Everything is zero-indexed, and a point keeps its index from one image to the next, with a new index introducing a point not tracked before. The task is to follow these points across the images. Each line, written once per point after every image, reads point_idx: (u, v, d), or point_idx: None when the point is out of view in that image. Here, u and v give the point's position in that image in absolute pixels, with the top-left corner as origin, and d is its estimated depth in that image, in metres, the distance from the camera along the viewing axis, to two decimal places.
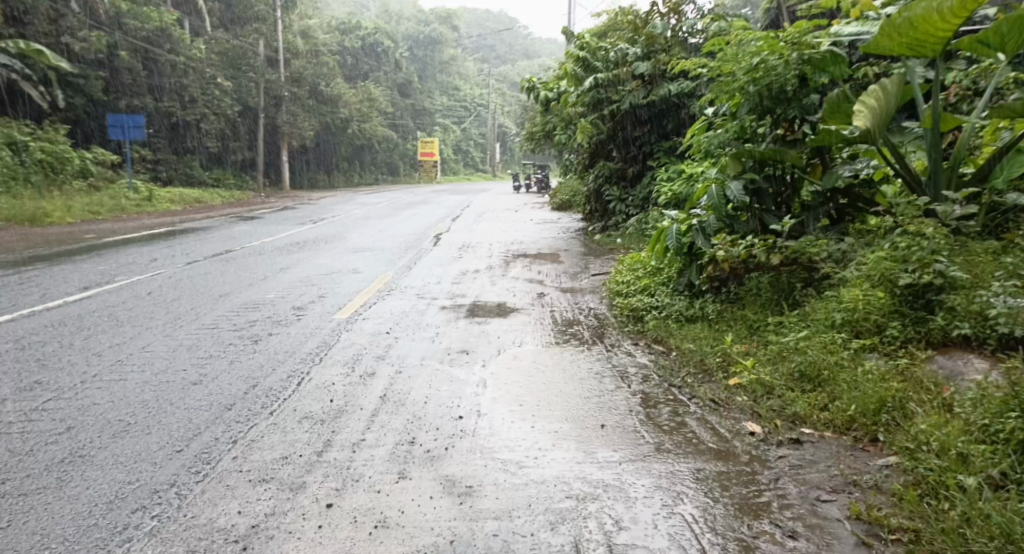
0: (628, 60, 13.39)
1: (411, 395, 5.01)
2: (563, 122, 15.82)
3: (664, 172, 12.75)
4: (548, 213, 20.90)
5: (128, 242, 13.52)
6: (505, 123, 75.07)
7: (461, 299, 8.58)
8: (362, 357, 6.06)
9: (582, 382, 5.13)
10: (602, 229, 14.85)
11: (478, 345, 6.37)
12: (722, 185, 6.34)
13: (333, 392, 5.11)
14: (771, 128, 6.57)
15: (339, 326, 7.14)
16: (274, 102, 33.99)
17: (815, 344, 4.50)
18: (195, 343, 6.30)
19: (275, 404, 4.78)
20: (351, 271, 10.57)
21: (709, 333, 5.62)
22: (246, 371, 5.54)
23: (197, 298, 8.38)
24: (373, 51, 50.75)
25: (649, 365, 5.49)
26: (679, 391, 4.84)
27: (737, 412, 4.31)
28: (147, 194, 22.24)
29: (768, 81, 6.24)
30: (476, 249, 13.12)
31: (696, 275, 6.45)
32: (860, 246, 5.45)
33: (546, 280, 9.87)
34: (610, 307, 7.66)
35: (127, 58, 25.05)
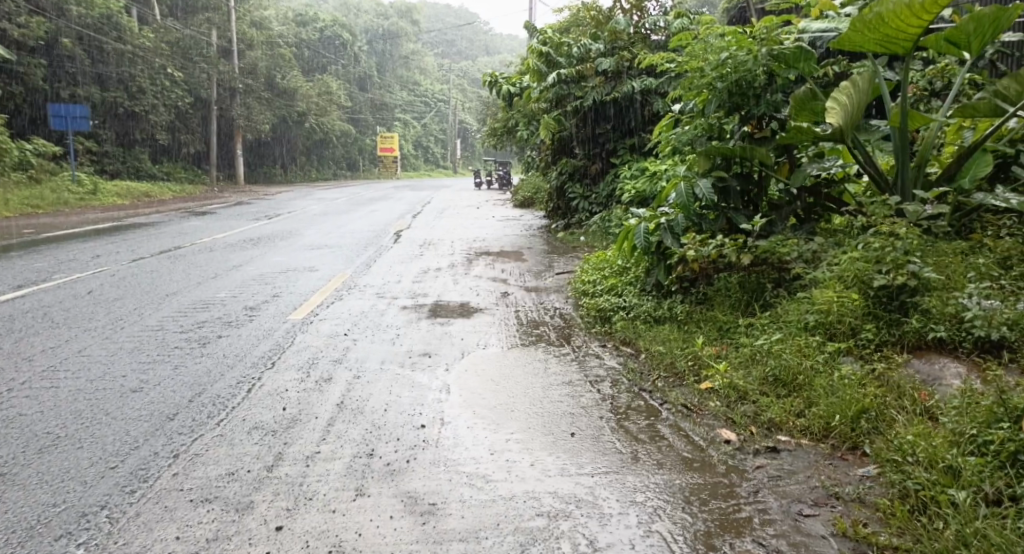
0: (591, 56, 13.27)
1: (370, 402, 4.75)
2: (526, 118, 15.65)
3: (627, 169, 12.65)
4: (510, 210, 20.68)
5: (70, 237, 12.92)
6: (467, 119, 74.65)
7: (422, 299, 8.32)
8: (319, 361, 5.77)
9: (550, 387, 4.93)
10: (565, 227, 14.71)
11: (440, 348, 6.13)
12: (690, 183, 6.20)
13: (287, 399, 4.82)
14: (738, 125, 6.41)
15: (295, 328, 6.84)
16: (228, 94, 33.12)
17: (789, 346, 4.37)
18: (137, 346, 5.94)
19: (222, 414, 4.47)
20: (307, 269, 10.22)
21: (679, 335, 5.47)
22: (192, 377, 5.21)
23: (141, 297, 7.97)
24: (330, 44, 49.96)
25: (618, 368, 5.33)
26: (651, 396, 4.68)
27: (710, 418, 4.16)
28: (92, 188, 21.41)
29: (737, 77, 6.10)
30: (438, 246, 12.84)
31: (664, 275, 6.30)
32: (831, 246, 5.36)
33: (510, 279, 9.66)
34: (576, 307, 7.50)
35: (71, 45, 24.10)
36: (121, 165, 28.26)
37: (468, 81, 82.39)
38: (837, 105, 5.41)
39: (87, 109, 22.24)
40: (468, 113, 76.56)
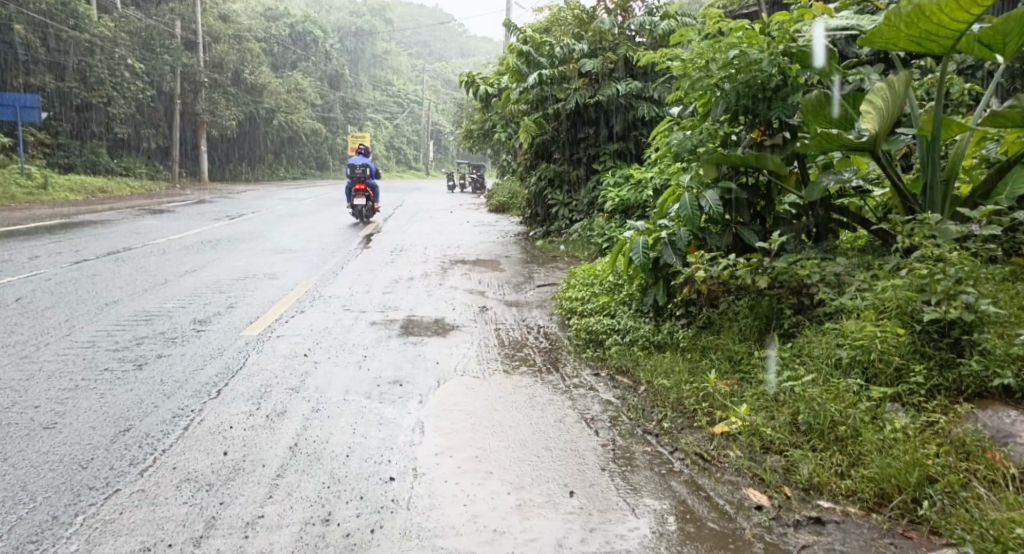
0: (575, 56, 12.69)
1: (329, 445, 4.03)
2: (503, 120, 15.03)
3: (610, 176, 12.11)
4: (485, 215, 19.98)
5: (11, 235, 12.01)
6: (440, 121, 73.83)
7: (393, 313, 7.59)
8: (272, 389, 5.02)
9: (541, 428, 4.25)
10: (543, 235, 14.06)
11: (413, 375, 5.41)
12: (695, 194, 5.60)
13: (229, 440, 4.10)
14: (745, 131, 5.79)
15: (247, 346, 6.10)
16: (192, 88, 32.11)
17: (820, 388, 3.73)
18: (60, 369, 5.27)
19: (148, 460, 3.79)
20: (268, 276, 9.43)
21: (684, 365, 4.84)
22: (118, 410, 4.51)
23: (77, 306, 7.20)
24: (301, 40, 49.11)
25: (615, 404, 4.66)
26: (659, 442, 4.02)
27: (733, 474, 3.53)
28: (42, 181, 20.34)
29: (748, 77, 5.46)
30: (410, 253, 12.14)
31: (663, 294, 5.70)
32: (856, 268, 4.76)
33: (488, 291, 8.98)
34: (562, 326, 6.87)
35: (23, 32, 23.09)
36: (76, 158, 27.18)
37: (442, 82, 81.57)
38: (871, 109, 4.86)
39: (39, 99, 21.22)
40: (441, 115, 75.80)
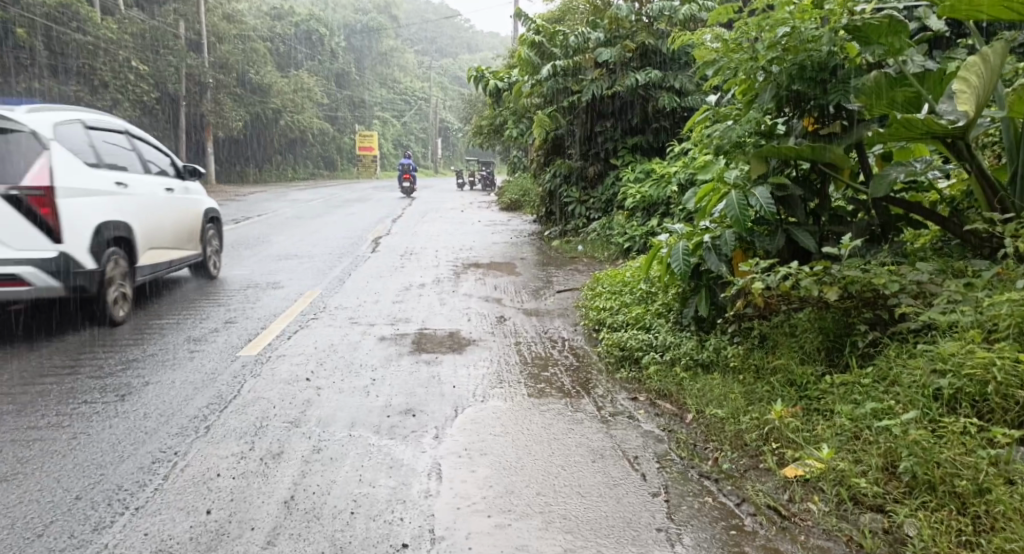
0: (590, 45, 11.92)
1: (330, 499, 3.42)
2: (516, 114, 14.38)
3: (630, 171, 11.46)
4: (497, 213, 19.32)
5: None
6: (447, 118, 73.31)
7: (403, 326, 6.97)
8: (268, 424, 4.41)
9: (581, 472, 3.62)
10: (559, 235, 13.30)
11: (427, 403, 4.77)
12: (743, 192, 4.95)
13: (215, 493, 3.49)
14: (794, 120, 5.13)
15: (243, 370, 5.49)
16: (197, 90, 31.62)
17: (926, 430, 3.08)
18: (34, 403, 4.69)
19: (115, 525, 3.19)
20: (270, 286, 8.82)
21: (738, 390, 4.19)
22: (90, 455, 3.91)
23: (63, 325, 6.64)
24: (307, 39, 48.69)
25: (661, 439, 4.01)
26: (720, 489, 3.37)
27: (821, 537, 2.89)
28: None
29: (801, 58, 4.80)
30: (421, 257, 11.50)
31: (706, 306, 5.05)
32: (941, 275, 4.10)
33: (504, 298, 8.34)
34: (589, 339, 6.23)
35: (27, 36, 22.62)
36: None
37: (449, 78, 80.92)
38: (965, 88, 4.11)
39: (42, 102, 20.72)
40: (449, 111, 75.22)
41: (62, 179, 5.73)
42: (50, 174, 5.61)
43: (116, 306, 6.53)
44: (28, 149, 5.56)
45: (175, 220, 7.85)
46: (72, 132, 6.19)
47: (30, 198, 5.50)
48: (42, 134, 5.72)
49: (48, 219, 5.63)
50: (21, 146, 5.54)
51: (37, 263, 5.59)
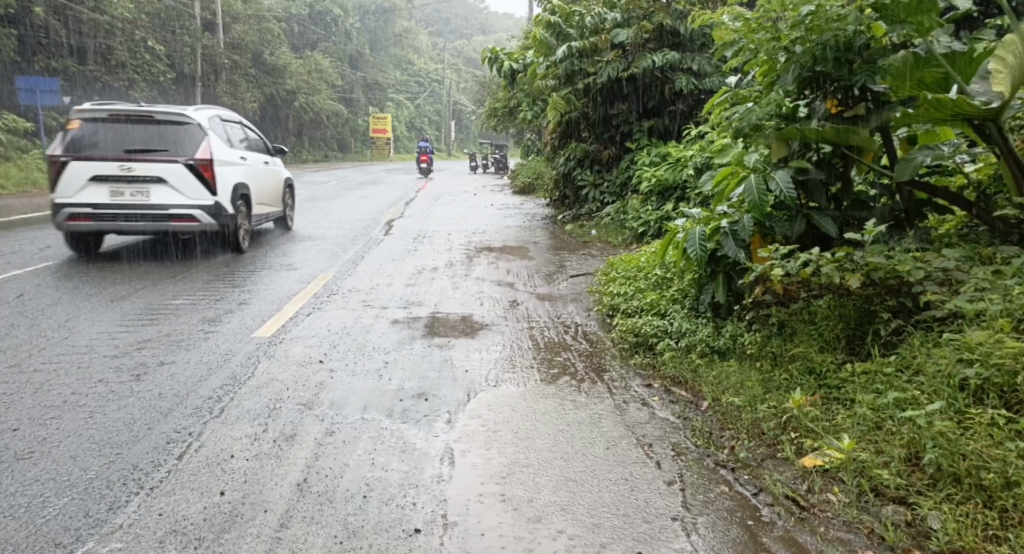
0: (607, 26, 11.74)
1: (344, 482, 3.42)
2: (530, 97, 14.29)
3: (646, 155, 11.36)
4: (510, 197, 19.23)
5: (20, 224, 11.54)
6: (461, 100, 72.97)
7: (416, 309, 6.95)
8: (282, 406, 4.40)
9: (595, 459, 3.59)
10: (573, 219, 13.20)
11: (440, 387, 4.76)
12: (763, 175, 4.87)
13: (229, 475, 3.49)
14: (817, 102, 5.04)
15: (257, 351, 5.50)
16: (212, 70, 31.60)
17: (952, 421, 3.03)
18: (50, 381, 4.72)
19: (130, 505, 3.19)
20: (284, 267, 8.83)
21: (755, 378, 4.14)
22: (105, 434, 3.92)
23: (79, 304, 6.67)
24: (322, 19, 48.58)
25: (676, 426, 3.98)
26: (736, 478, 3.34)
27: (839, 528, 2.85)
28: None
29: (828, 37, 4.72)
30: (433, 240, 11.47)
31: (723, 291, 4.98)
32: (967, 262, 4.03)
33: (517, 282, 8.30)
34: (602, 325, 6.19)
35: (44, 15, 22.68)
36: None
37: (463, 61, 80.52)
38: (1000, 67, 4.04)
39: (58, 81, 20.78)
40: (463, 94, 74.89)
41: (215, 154, 8.47)
42: (210, 150, 8.39)
43: (238, 237, 9.32)
44: (196, 135, 8.36)
45: (268, 186, 10.72)
46: (209, 117, 8.82)
47: (197, 165, 8.26)
48: (202, 125, 8.47)
49: (209, 181, 8.43)
50: (191, 133, 8.31)
51: (203, 207, 8.37)
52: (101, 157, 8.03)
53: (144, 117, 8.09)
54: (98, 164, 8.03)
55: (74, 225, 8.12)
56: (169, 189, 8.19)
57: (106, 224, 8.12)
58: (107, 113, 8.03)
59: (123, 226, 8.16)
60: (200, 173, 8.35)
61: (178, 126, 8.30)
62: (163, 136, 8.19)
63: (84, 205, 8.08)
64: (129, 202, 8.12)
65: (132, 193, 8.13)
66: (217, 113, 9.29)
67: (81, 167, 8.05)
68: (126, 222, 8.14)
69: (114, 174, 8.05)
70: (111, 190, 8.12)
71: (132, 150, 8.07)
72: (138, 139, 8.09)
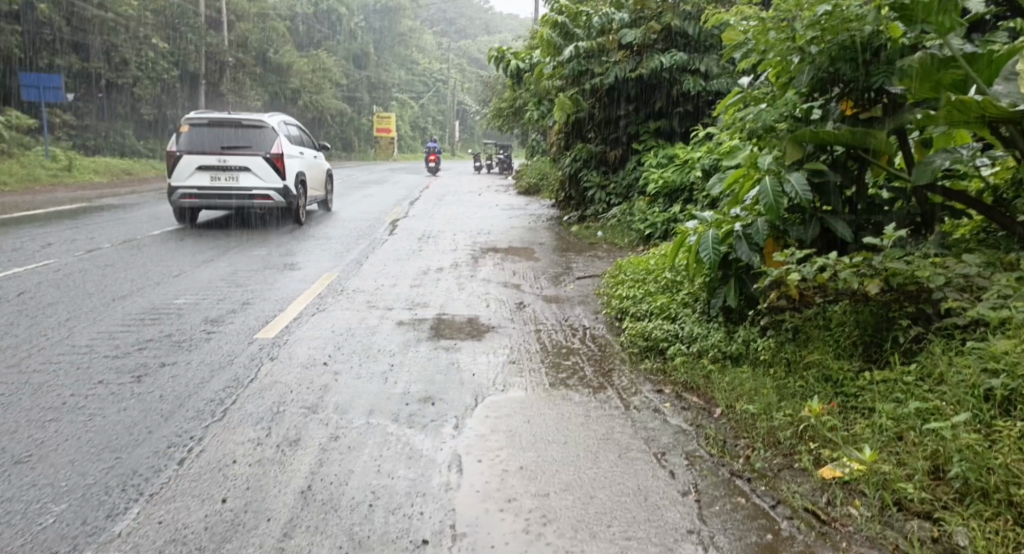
0: (614, 27, 11.65)
1: (349, 490, 3.33)
2: (536, 97, 14.19)
3: (653, 156, 11.25)
4: (515, 197, 19.13)
5: (22, 221, 11.47)
6: (465, 100, 72.84)
7: (421, 311, 6.86)
8: (286, 409, 4.31)
9: (606, 468, 3.50)
10: (578, 220, 13.10)
11: (446, 391, 4.67)
12: (777, 178, 4.78)
13: (231, 481, 3.40)
14: (831, 104, 4.94)
15: (260, 352, 5.41)
16: (217, 68, 31.57)
17: (979, 433, 2.92)
18: (50, 382, 4.63)
19: (129, 512, 3.11)
20: (288, 267, 8.75)
21: (769, 385, 4.04)
22: (105, 437, 3.84)
23: (80, 303, 6.59)
24: (327, 18, 48.52)
25: (688, 433, 3.88)
26: (753, 489, 3.24)
27: (862, 543, 2.75)
28: (66, 163, 19.93)
29: (844, 38, 4.62)
30: (438, 240, 11.38)
31: (735, 296, 4.88)
32: (989, 268, 3.92)
33: (523, 284, 8.20)
34: (610, 328, 6.10)
35: (49, 12, 22.63)
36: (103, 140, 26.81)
37: (467, 61, 80.42)
38: None
39: (62, 79, 20.70)
40: (467, 94, 74.76)
41: (284, 149, 11.43)
42: (281, 147, 11.29)
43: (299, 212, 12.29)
44: (267, 135, 11.21)
45: (312, 174, 13.41)
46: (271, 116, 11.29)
47: (272, 157, 11.27)
48: (274, 127, 11.39)
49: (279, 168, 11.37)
50: (266, 134, 11.22)
51: (275, 189, 11.25)
52: (204, 152, 11.01)
53: (235, 124, 11.13)
54: (202, 157, 10.99)
55: (185, 202, 11.04)
56: (252, 175, 11.12)
57: (206, 201, 11.03)
58: (207, 120, 11.04)
59: (219, 203, 11.08)
60: (273, 164, 11.32)
61: (256, 129, 11.23)
62: (246, 136, 11.13)
63: (192, 188, 11.04)
64: (225, 185, 11.09)
65: (227, 179, 11.10)
66: (276, 116, 11.96)
67: (192, 159, 11.10)
68: (221, 200, 11.08)
69: (213, 165, 11.03)
70: (211, 176, 11.05)
71: (226, 147, 11.07)
72: (230, 139, 11.04)
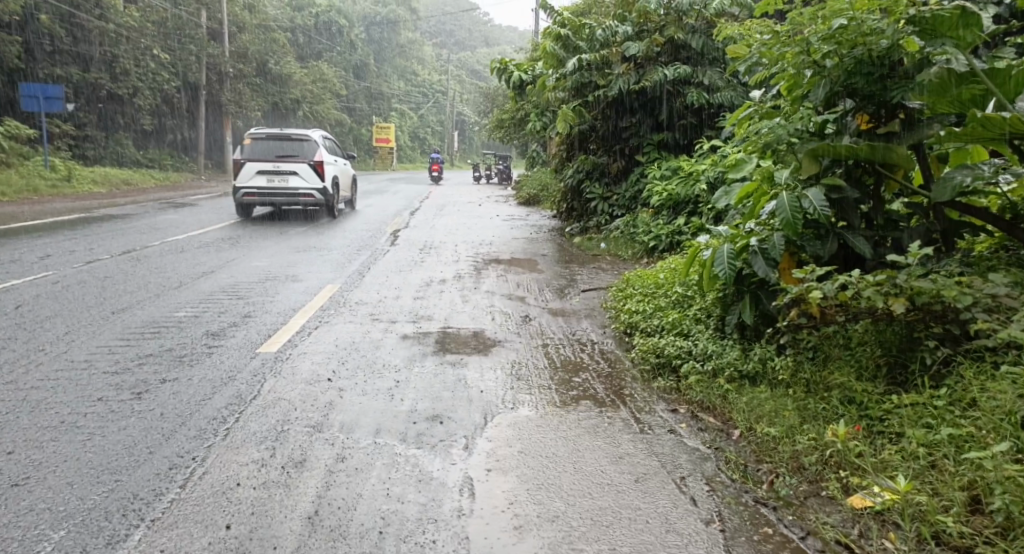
0: (618, 40, 11.64)
1: (359, 515, 3.20)
2: (539, 108, 14.13)
3: (657, 168, 11.16)
4: (516, 208, 19.04)
5: (18, 231, 11.32)
6: (464, 111, 72.92)
7: (426, 324, 6.73)
8: (290, 428, 4.18)
9: (625, 493, 3.38)
10: (580, 231, 13.00)
11: (455, 409, 4.53)
12: (794, 193, 4.67)
13: (236, 506, 3.27)
14: (847, 118, 4.84)
15: (263, 368, 5.27)
16: (217, 79, 31.55)
17: (1019, 463, 2.80)
18: (48, 400, 4.50)
19: (130, 539, 2.98)
20: (289, 278, 8.63)
21: (790, 406, 3.93)
22: (104, 458, 3.70)
23: (79, 316, 6.46)
24: (327, 29, 48.64)
25: (708, 456, 3.77)
26: (780, 518, 3.12)
27: None
28: (64, 173, 19.82)
29: (861, 51, 4.50)
30: (440, 251, 11.26)
31: (751, 313, 4.78)
32: (1017, 288, 3.81)
33: (528, 297, 8.07)
34: (620, 343, 5.98)
35: (49, 23, 22.59)
36: (102, 150, 26.70)
37: (467, 71, 80.59)
38: None
39: (61, 89, 20.61)
40: (466, 105, 74.86)
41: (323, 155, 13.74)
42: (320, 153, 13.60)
43: (333, 207, 14.66)
44: (312, 146, 13.84)
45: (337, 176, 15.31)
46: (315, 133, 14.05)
47: (314, 163, 13.75)
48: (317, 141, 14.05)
49: (320, 173, 13.96)
50: (310, 146, 13.89)
51: (315, 190, 13.77)
52: (261, 160, 13.63)
53: (287, 138, 13.82)
54: (259, 164, 13.63)
55: (245, 199, 13.65)
56: (299, 178, 13.69)
57: (263, 199, 13.62)
58: (266, 134, 13.76)
59: (273, 201, 13.68)
60: (316, 169, 13.86)
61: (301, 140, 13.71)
62: (296, 147, 13.75)
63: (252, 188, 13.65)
64: (277, 186, 13.68)
65: (279, 181, 13.67)
66: (320, 131, 14.65)
67: (251, 165, 13.66)
68: (275, 198, 13.65)
69: (269, 170, 13.64)
70: (267, 178, 13.62)
71: (279, 156, 13.67)
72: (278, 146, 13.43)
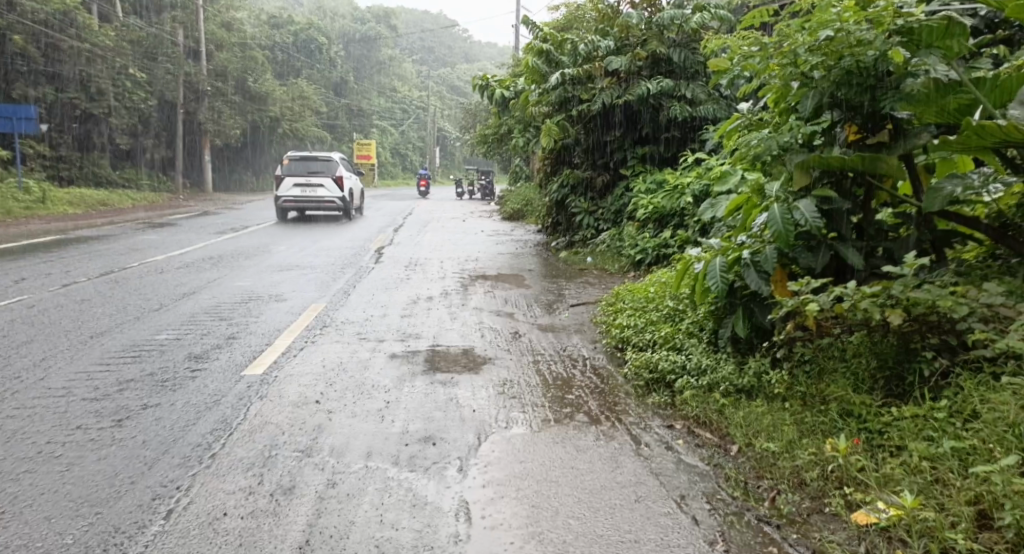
0: (600, 54, 11.56)
1: (352, 543, 3.10)
2: (522, 123, 14.11)
3: (641, 182, 11.14)
4: (500, 223, 18.98)
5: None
6: (445, 127, 72.99)
7: (414, 342, 6.63)
8: (278, 453, 4.07)
9: (625, 514, 3.30)
10: (567, 245, 12.97)
11: (448, 430, 4.43)
12: (785, 205, 4.64)
13: (222, 537, 3.15)
14: (835, 129, 4.80)
15: (248, 391, 5.14)
16: (195, 97, 31.33)
17: None
18: (23, 429, 4.34)
19: None
20: (273, 298, 8.50)
21: (788, 420, 3.88)
22: (83, 491, 3.56)
23: (57, 341, 6.30)
24: (306, 47, 48.56)
25: (707, 473, 3.70)
26: (785, 537, 3.06)
27: None
28: (40, 195, 19.52)
29: (850, 62, 4.45)
30: (426, 268, 11.17)
31: (744, 326, 4.73)
32: (1012, 297, 3.79)
33: (517, 312, 7.99)
34: (612, 358, 5.92)
35: (23, 43, 22.32)
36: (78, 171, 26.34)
37: (447, 87, 80.75)
38: None
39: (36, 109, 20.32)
40: (447, 120, 74.96)
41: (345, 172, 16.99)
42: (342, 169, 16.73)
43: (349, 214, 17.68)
44: (334, 163, 16.94)
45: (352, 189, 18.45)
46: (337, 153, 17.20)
47: (337, 177, 16.89)
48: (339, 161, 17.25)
49: (342, 186, 17.11)
50: (334, 164, 17.02)
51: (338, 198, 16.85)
52: (295, 174, 16.73)
53: (315, 157, 16.97)
54: (294, 177, 16.73)
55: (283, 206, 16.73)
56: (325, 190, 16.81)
57: (297, 205, 16.70)
58: (299, 155, 16.92)
59: (305, 207, 16.76)
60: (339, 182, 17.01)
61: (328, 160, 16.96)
62: (323, 165, 16.93)
63: (289, 197, 16.76)
64: (308, 194, 16.78)
65: (310, 191, 16.77)
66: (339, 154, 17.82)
67: (287, 179, 16.75)
68: (306, 204, 16.70)
69: (302, 182, 16.73)
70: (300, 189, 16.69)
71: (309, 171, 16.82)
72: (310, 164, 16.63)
